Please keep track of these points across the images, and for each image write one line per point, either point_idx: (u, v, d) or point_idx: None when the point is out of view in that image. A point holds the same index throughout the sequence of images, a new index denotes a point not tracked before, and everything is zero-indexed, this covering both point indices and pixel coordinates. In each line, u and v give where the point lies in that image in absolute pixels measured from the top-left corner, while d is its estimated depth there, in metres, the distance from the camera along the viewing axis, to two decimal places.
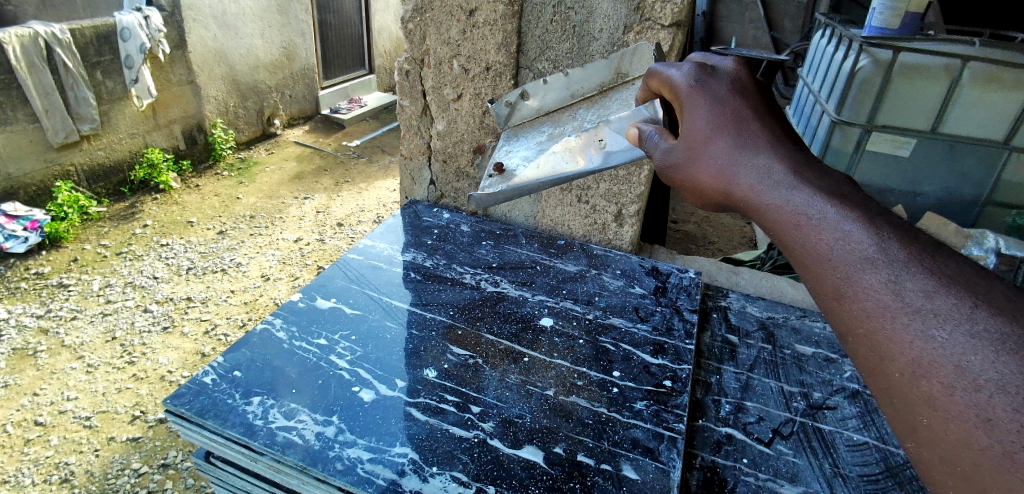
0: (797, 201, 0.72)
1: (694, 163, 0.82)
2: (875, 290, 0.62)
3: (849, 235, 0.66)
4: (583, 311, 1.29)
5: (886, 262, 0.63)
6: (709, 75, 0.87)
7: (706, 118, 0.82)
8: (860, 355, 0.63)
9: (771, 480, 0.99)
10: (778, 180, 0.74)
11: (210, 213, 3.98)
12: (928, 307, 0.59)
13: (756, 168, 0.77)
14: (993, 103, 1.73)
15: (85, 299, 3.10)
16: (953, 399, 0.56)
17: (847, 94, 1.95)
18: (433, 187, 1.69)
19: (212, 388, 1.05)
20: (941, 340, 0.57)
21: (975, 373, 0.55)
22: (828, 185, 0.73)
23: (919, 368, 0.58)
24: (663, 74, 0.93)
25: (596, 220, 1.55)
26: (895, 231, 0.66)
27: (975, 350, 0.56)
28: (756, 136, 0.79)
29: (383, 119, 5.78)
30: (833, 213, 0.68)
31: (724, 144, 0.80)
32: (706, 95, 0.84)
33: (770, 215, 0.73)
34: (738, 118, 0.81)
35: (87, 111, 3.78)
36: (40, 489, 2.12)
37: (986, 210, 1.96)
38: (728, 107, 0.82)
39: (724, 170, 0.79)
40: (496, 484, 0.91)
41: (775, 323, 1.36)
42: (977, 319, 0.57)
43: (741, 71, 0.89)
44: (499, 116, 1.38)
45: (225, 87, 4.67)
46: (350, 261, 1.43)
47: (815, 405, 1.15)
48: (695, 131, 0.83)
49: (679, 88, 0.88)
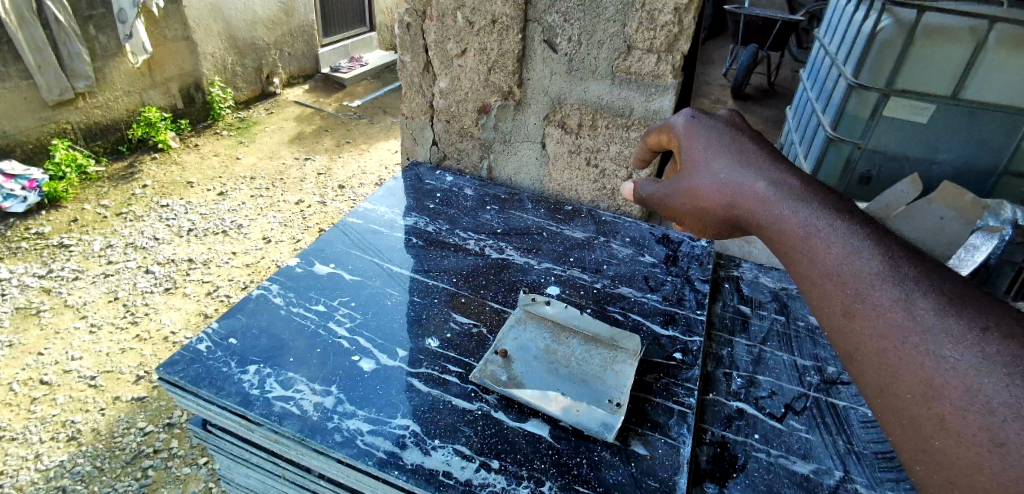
0: (802, 217, 0.75)
1: (697, 181, 0.90)
2: (885, 307, 0.63)
3: (858, 249, 0.69)
4: (591, 280, 1.25)
5: (897, 279, 0.64)
6: (705, 115, 0.99)
7: (705, 151, 0.92)
8: (871, 375, 0.63)
9: (783, 457, 0.96)
10: (783, 194, 0.79)
11: (210, 173, 3.91)
12: (940, 326, 0.59)
13: (759, 182, 0.83)
14: (1014, 68, 1.74)
15: (87, 259, 3.07)
16: (967, 421, 0.55)
17: (864, 57, 1.92)
18: (435, 147, 1.63)
19: (207, 356, 1.02)
20: (953, 361, 0.57)
21: (987, 397, 0.55)
22: (836, 204, 0.76)
23: (931, 390, 0.58)
24: (663, 123, 1.05)
25: (606, 185, 1.49)
26: (903, 250, 0.68)
27: (987, 372, 0.55)
28: (754, 157, 0.87)
29: (385, 79, 5.63)
30: (841, 228, 0.71)
31: (723, 162, 0.89)
32: (702, 129, 0.96)
33: (775, 225, 0.77)
34: (736, 142, 0.91)
35: (81, 68, 3.68)
36: (48, 446, 2.13)
37: (1001, 181, 1.96)
38: (723, 134, 0.93)
39: (727, 184, 0.86)
40: (500, 459, 0.88)
41: (789, 294, 1.31)
42: (990, 342, 0.57)
43: (734, 115, 1.00)
44: (523, 53, 1.40)
45: (223, 44, 4.54)
46: (350, 225, 1.38)
47: (829, 380, 1.11)
48: (695, 162, 0.92)
49: (677, 129, 1.00)
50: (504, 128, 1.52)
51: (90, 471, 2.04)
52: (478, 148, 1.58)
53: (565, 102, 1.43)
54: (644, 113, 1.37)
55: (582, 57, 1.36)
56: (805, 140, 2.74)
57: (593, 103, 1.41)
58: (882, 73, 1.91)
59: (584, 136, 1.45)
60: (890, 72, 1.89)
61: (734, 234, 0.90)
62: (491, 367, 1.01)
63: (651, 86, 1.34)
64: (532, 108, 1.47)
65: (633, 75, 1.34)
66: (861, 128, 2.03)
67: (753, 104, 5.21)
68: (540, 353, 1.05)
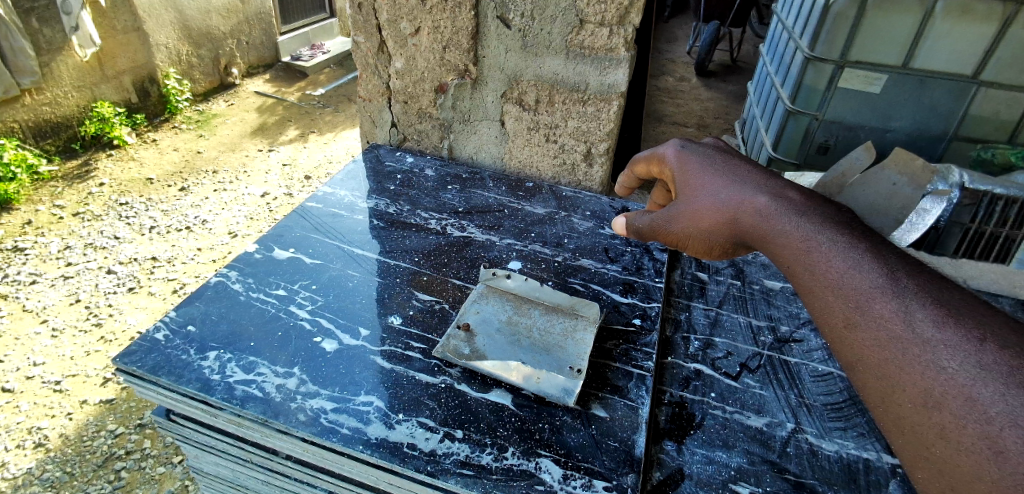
0: (807, 237, 0.81)
1: (697, 204, 0.94)
2: (886, 319, 0.68)
3: (859, 263, 0.74)
4: (552, 254, 1.27)
5: (896, 291, 0.69)
6: (693, 141, 1.05)
7: (703, 173, 0.97)
8: (875, 386, 0.68)
9: (738, 412, 1.00)
10: (783, 212, 0.85)
11: (170, 169, 3.82)
12: (938, 337, 0.64)
13: (762, 200, 0.88)
14: (963, 36, 1.94)
15: (44, 262, 2.98)
16: (964, 431, 0.60)
17: (820, 32, 2.17)
18: (395, 129, 1.61)
19: (165, 345, 1.01)
20: (952, 370, 0.62)
21: (985, 405, 0.59)
22: (837, 222, 0.82)
23: (931, 400, 0.63)
24: (648, 152, 1.11)
25: (566, 160, 1.50)
26: (902, 264, 0.73)
27: (985, 381, 0.60)
28: (751, 178, 0.93)
29: (347, 65, 5.54)
30: (842, 245, 0.77)
31: (720, 184, 0.94)
32: (695, 155, 1.01)
33: (779, 241, 0.83)
34: (729, 166, 0.97)
35: (26, 63, 3.53)
36: (14, 454, 2.07)
37: (953, 145, 2.17)
38: (717, 160, 0.99)
39: (728, 203, 0.91)
40: (464, 428, 0.90)
41: (744, 259, 1.35)
42: (986, 352, 0.61)
43: (721, 142, 1.08)
44: (476, 30, 1.39)
45: (175, 33, 4.40)
46: (309, 210, 1.37)
47: (783, 338, 1.15)
48: (693, 185, 0.97)
49: (666, 159, 1.06)
50: (462, 107, 1.52)
51: (59, 477, 2.01)
52: (438, 128, 1.57)
53: (521, 78, 1.43)
54: (599, 87, 1.39)
55: (536, 33, 1.36)
56: (765, 114, 2.82)
57: (549, 78, 1.42)
58: (835, 46, 2.14)
59: (542, 112, 1.46)
60: (843, 45, 2.12)
61: (740, 250, 0.95)
62: (453, 341, 1.02)
63: (605, 60, 1.35)
64: (488, 85, 1.47)
65: (586, 49, 1.35)
66: (819, 100, 2.28)
67: (715, 81, 5.27)
68: (502, 326, 1.06)
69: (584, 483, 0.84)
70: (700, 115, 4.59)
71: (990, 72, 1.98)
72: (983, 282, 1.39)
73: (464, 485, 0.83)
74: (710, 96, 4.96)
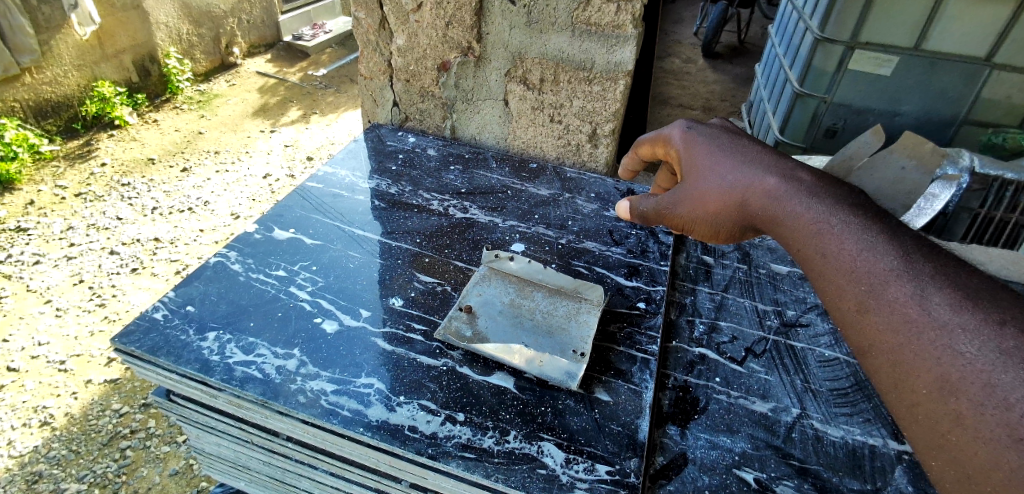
0: (820, 218, 0.78)
1: (705, 186, 0.92)
2: (901, 302, 0.67)
3: (872, 245, 0.72)
4: (556, 236, 1.25)
5: (911, 275, 0.68)
6: (699, 121, 1.03)
7: (712, 154, 0.94)
8: (887, 372, 0.67)
9: (743, 397, 0.99)
10: (795, 193, 0.83)
11: (172, 149, 3.80)
12: (955, 321, 0.63)
13: (773, 180, 0.86)
14: (977, 17, 1.90)
15: (47, 242, 2.97)
16: (982, 418, 0.58)
17: (830, 15, 2.13)
18: (397, 108, 1.59)
19: (164, 324, 1.00)
20: (970, 356, 0.60)
21: (1004, 392, 0.57)
22: (849, 203, 0.79)
23: (946, 386, 0.61)
24: (653, 133, 1.07)
25: (570, 140, 1.48)
26: (918, 246, 0.71)
27: (1004, 367, 0.58)
28: (761, 159, 0.91)
29: (350, 46, 5.48)
30: (855, 227, 0.75)
31: (728, 164, 0.91)
32: (703, 135, 0.98)
33: (789, 223, 0.81)
34: (737, 147, 0.94)
35: (25, 41, 3.50)
36: (21, 432, 2.09)
37: (964, 130, 2.15)
38: (724, 140, 0.96)
39: (736, 184, 0.89)
40: (465, 411, 0.89)
41: (751, 243, 1.32)
42: (1006, 336, 0.59)
43: (728, 123, 1.05)
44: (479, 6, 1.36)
45: (176, 12, 4.34)
46: (309, 190, 1.35)
47: (789, 323, 1.13)
48: (701, 167, 0.94)
49: (671, 140, 1.02)
50: (465, 86, 1.49)
51: (66, 455, 2.02)
52: (440, 108, 1.55)
53: (526, 56, 1.40)
54: (606, 65, 1.36)
55: (541, 9, 1.33)
56: (773, 97, 2.78)
57: (554, 56, 1.38)
58: (846, 27, 2.10)
59: (546, 91, 1.43)
60: (854, 27, 2.08)
61: (747, 234, 0.93)
62: (455, 323, 1.01)
63: (612, 37, 1.32)
64: (492, 63, 1.44)
65: (593, 26, 1.32)
66: (827, 82, 2.24)
67: (722, 63, 5.18)
68: (505, 308, 1.04)
69: (586, 467, 0.83)
70: (706, 97, 4.54)
71: (1005, 54, 1.94)
72: (991, 267, 1.37)
73: (465, 468, 0.82)
74: (716, 79, 4.90)
